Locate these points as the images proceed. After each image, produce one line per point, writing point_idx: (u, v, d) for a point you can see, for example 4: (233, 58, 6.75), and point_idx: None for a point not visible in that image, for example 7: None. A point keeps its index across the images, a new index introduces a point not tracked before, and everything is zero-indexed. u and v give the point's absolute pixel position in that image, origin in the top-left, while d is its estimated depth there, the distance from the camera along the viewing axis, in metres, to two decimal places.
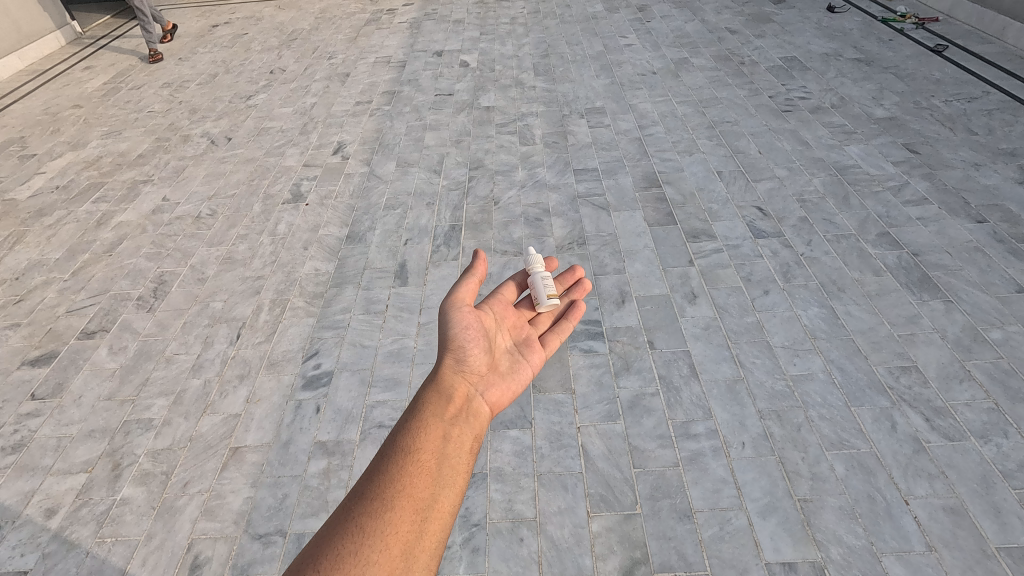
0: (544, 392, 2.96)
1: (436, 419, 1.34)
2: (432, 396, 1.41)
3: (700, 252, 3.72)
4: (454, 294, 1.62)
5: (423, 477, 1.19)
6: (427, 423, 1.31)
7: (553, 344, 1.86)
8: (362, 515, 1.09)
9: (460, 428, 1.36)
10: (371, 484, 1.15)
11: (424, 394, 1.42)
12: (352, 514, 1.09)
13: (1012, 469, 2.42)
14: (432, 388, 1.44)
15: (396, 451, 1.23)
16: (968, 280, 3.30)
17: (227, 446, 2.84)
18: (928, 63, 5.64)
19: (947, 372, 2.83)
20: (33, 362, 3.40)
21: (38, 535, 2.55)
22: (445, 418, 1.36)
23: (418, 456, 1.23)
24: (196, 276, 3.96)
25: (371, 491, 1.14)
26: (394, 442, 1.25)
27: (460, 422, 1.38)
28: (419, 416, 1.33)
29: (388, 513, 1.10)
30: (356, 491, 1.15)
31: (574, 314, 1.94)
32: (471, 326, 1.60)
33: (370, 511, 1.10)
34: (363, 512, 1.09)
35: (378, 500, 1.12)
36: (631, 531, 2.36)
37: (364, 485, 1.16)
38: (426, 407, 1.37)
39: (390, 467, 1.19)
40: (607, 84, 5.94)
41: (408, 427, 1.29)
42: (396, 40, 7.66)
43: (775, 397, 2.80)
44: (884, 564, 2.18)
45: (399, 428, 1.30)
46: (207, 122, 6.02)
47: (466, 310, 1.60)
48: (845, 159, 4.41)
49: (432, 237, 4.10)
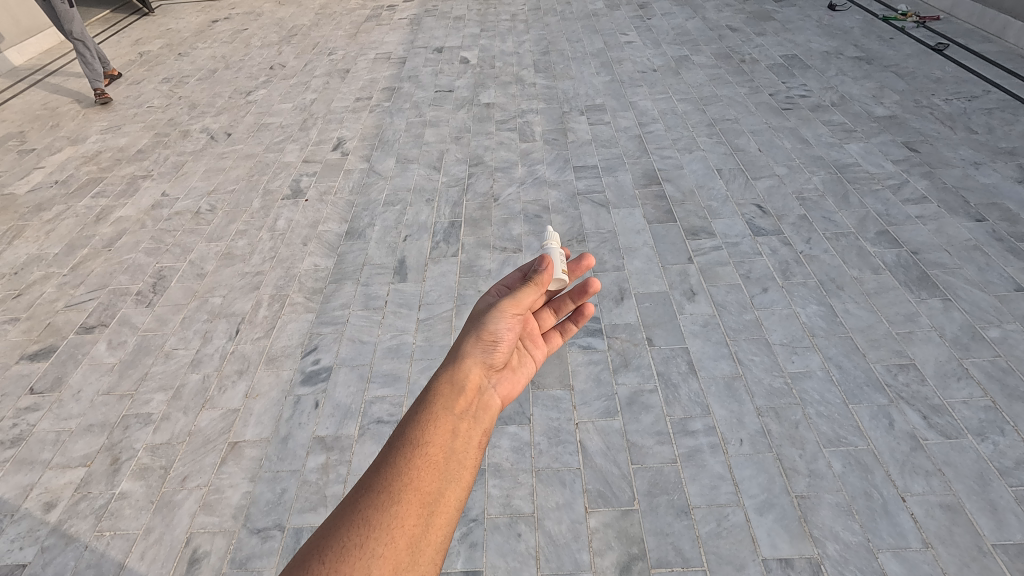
0: (543, 388, 2.96)
1: (446, 411, 1.21)
2: (445, 385, 1.28)
3: (699, 249, 3.72)
4: (509, 295, 1.52)
5: (431, 471, 1.10)
6: (437, 414, 1.19)
7: (554, 342, 1.77)
8: (367, 508, 1.02)
9: (470, 421, 1.24)
10: (378, 476, 1.08)
11: (438, 381, 1.28)
12: (358, 506, 1.03)
13: (1009, 467, 2.43)
14: (448, 377, 1.30)
15: (403, 443, 1.13)
16: (966, 278, 3.30)
17: (226, 441, 2.84)
18: (929, 62, 5.64)
19: (945, 370, 2.83)
20: (32, 357, 3.40)
21: (36, 529, 2.55)
22: (456, 408, 1.23)
23: (425, 449, 1.13)
24: (196, 271, 3.96)
25: (377, 483, 1.06)
26: (403, 433, 1.15)
27: (472, 415, 1.26)
28: (429, 406, 1.21)
29: (393, 507, 1.03)
30: (363, 483, 1.07)
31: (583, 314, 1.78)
32: (510, 327, 1.48)
33: (376, 504, 1.03)
34: (369, 504, 1.03)
35: (384, 493, 1.05)
36: (628, 527, 2.37)
37: (371, 476, 1.09)
38: (436, 395, 1.24)
39: (397, 460, 1.10)
40: (607, 81, 5.93)
41: (417, 417, 1.18)
42: (397, 36, 7.64)
43: (773, 394, 2.81)
44: (881, 562, 2.18)
45: (409, 416, 1.19)
46: (206, 117, 6.01)
47: (510, 309, 1.48)
48: (845, 157, 4.41)
49: (431, 233, 4.10)
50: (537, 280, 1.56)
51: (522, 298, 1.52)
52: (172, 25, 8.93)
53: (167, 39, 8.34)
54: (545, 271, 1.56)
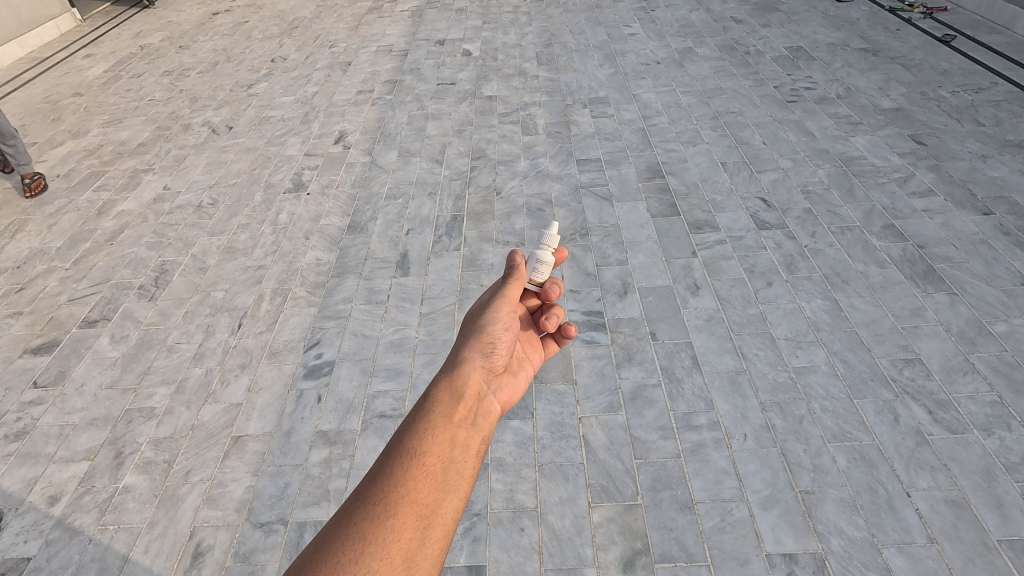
0: (546, 383, 2.95)
1: (444, 420, 1.18)
2: (444, 393, 1.25)
3: (703, 243, 3.70)
4: (494, 295, 1.54)
5: (428, 482, 1.06)
6: (436, 422, 1.17)
7: (552, 349, 1.71)
8: (363, 520, 0.97)
9: (469, 429, 1.20)
10: (374, 488, 1.03)
11: (436, 389, 1.25)
12: (353, 519, 0.98)
13: (1015, 462, 2.41)
14: (447, 384, 1.27)
15: (400, 453, 1.10)
16: (973, 273, 3.27)
17: (229, 435, 2.84)
18: (936, 54, 5.56)
19: (952, 365, 2.81)
20: (35, 351, 3.40)
21: (41, 522, 2.56)
22: (455, 417, 1.20)
23: (423, 459, 1.09)
24: (197, 265, 3.95)
25: (373, 495, 1.02)
26: (400, 443, 1.11)
27: (471, 423, 1.23)
28: (428, 415, 1.18)
29: (389, 520, 0.98)
30: (358, 495, 1.03)
31: (566, 331, 1.65)
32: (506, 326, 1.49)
33: (372, 516, 0.98)
34: (365, 517, 0.98)
35: (380, 505, 1.00)
36: (631, 521, 2.37)
37: (366, 487, 1.04)
38: (434, 404, 1.21)
39: (394, 471, 1.06)
40: (610, 73, 5.89)
41: (415, 427, 1.15)
42: (399, 29, 7.58)
43: (777, 389, 2.79)
44: (885, 557, 2.18)
45: (404, 427, 1.16)
46: (207, 110, 5.99)
47: (500, 307, 1.50)
48: (851, 150, 4.37)
49: (434, 228, 4.07)
50: (515, 271, 1.58)
51: (508, 292, 1.54)
52: (173, 17, 8.88)
53: (168, 32, 8.30)
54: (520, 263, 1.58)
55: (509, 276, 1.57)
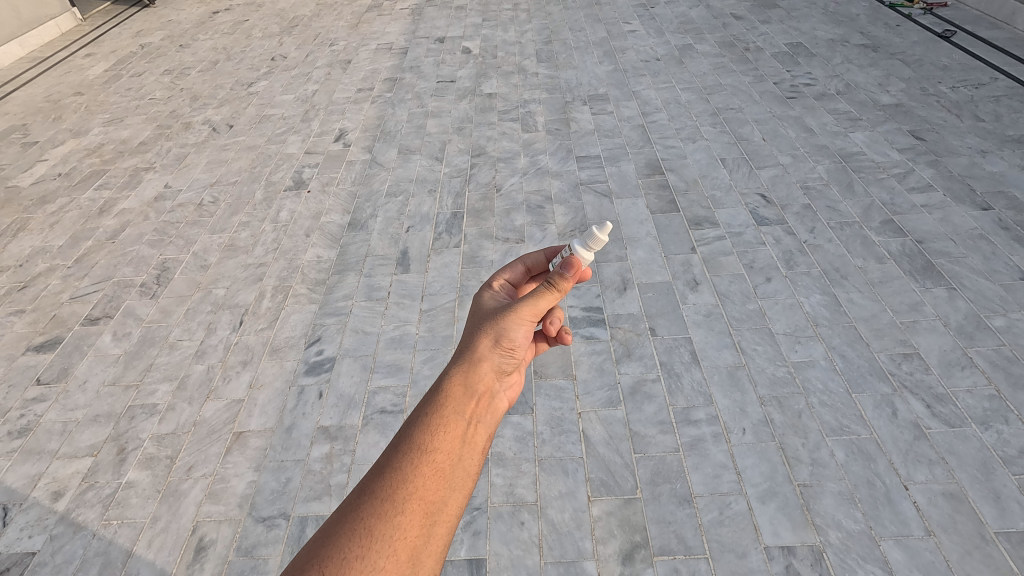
0: (545, 378, 2.97)
1: (457, 415, 1.17)
2: (457, 386, 1.23)
3: (703, 239, 3.71)
4: (526, 300, 1.42)
5: (436, 478, 1.07)
6: (448, 418, 1.16)
7: (542, 346, 1.72)
8: (370, 517, 0.98)
9: (478, 425, 1.21)
10: (380, 483, 1.03)
11: (449, 382, 1.24)
12: (360, 515, 0.99)
13: (1012, 455, 2.42)
14: (461, 379, 1.26)
15: (410, 447, 1.10)
16: (971, 267, 3.27)
17: (231, 432, 2.86)
18: (936, 49, 5.56)
19: (950, 359, 2.82)
20: (38, 348, 3.42)
21: (44, 517, 2.58)
22: (466, 412, 1.20)
23: (433, 456, 1.09)
24: (198, 263, 3.96)
25: (381, 490, 1.02)
26: (409, 437, 1.11)
27: (480, 419, 1.23)
28: (440, 410, 1.17)
29: (395, 518, 0.99)
30: (365, 490, 1.03)
31: (560, 340, 1.64)
32: (524, 332, 1.44)
33: (378, 513, 0.99)
34: (371, 513, 0.99)
35: (388, 502, 1.01)
36: (631, 515, 2.38)
37: (373, 481, 1.05)
38: (446, 398, 1.20)
39: (403, 466, 1.06)
40: (609, 70, 5.89)
41: (426, 421, 1.15)
42: (399, 27, 7.59)
43: (776, 383, 2.80)
44: (883, 549, 2.19)
45: (414, 420, 1.16)
46: (208, 109, 6.00)
47: (527, 314, 1.41)
48: (850, 146, 4.37)
49: (434, 225, 4.09)
50: (558, 287, 1.44)
51: (542, 304, 1.43)
52: (173, 16, 8.89)
53: (168, 31, 8.32)
54: (568, 280, 1.44)
55: (550, 288, 1.43)
